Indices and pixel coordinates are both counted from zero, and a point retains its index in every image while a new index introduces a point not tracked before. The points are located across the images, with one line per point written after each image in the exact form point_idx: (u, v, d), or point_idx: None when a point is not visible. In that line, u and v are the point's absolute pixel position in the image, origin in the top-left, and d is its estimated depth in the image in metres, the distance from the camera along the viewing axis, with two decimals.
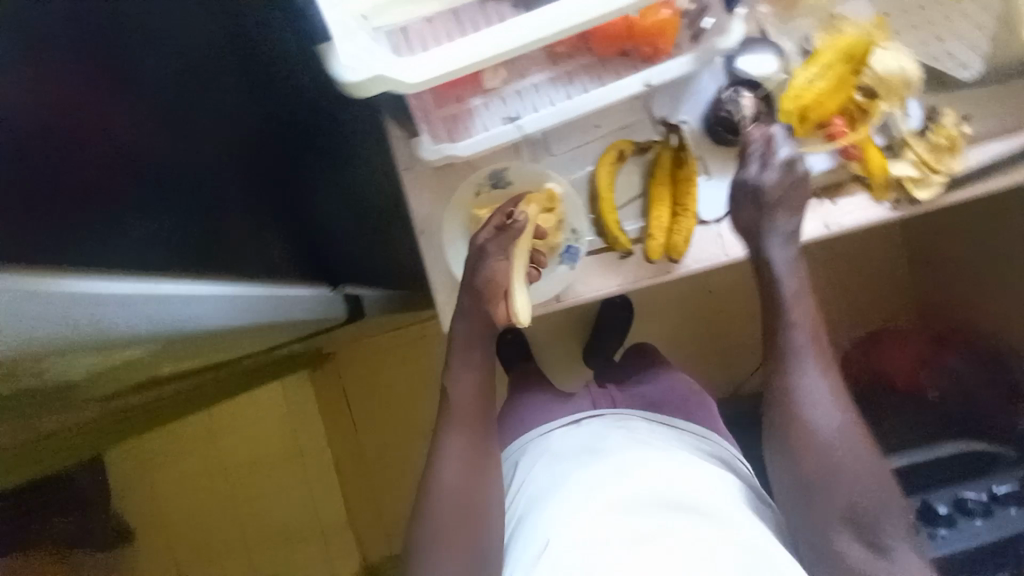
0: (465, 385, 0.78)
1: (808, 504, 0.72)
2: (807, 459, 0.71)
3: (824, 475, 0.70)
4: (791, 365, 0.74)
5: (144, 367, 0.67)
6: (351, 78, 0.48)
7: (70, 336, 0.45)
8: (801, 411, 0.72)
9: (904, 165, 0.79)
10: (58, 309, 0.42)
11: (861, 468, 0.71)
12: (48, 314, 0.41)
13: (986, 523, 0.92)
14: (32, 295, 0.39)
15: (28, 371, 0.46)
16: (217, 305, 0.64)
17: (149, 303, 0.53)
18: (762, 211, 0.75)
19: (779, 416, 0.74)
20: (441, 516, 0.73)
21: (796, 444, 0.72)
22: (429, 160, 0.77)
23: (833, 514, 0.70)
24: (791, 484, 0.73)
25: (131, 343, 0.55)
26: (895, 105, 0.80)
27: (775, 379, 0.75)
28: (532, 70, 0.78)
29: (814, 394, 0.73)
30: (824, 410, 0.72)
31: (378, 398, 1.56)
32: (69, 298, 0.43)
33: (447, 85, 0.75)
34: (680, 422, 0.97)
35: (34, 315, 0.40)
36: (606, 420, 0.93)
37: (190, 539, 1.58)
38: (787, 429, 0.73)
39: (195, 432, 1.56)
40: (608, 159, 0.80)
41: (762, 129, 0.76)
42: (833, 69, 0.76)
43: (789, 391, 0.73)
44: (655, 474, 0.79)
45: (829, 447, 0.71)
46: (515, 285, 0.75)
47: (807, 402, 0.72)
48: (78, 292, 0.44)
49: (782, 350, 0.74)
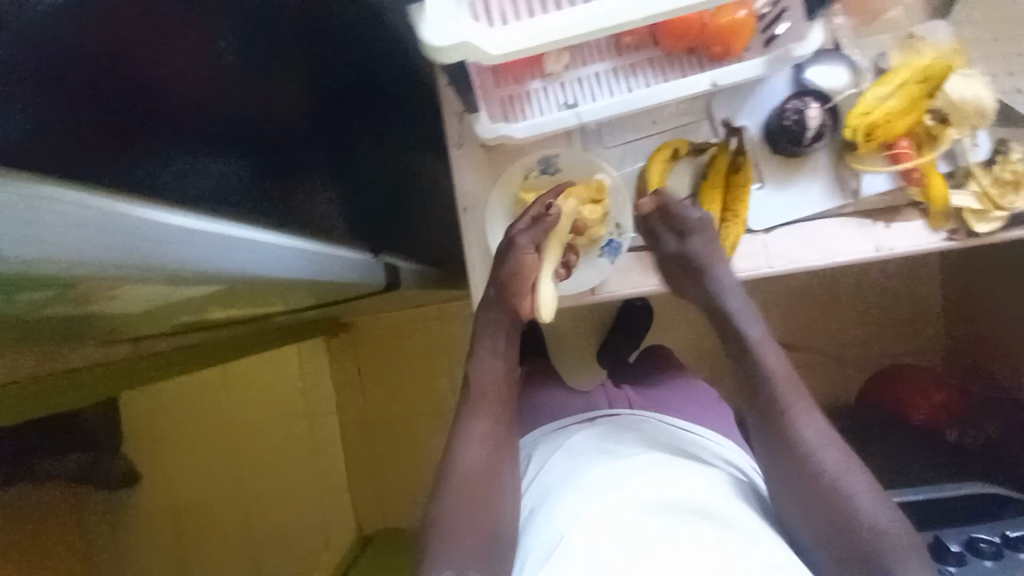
0: (490, 369, 0.80)
1: (812, 526, 0.71)
2: (801, 480, 0.72)
3: (824, 496, 0.71)
4: (777, 394, 0.76)
5: (194, 309, 0.60)
6: (436, 43, 0.48)
7: (140, 273, 0.37)
8: (776, 415, 0.76)
9: (966, 196, 0.76)
10: (135, 237, 0.34)
11: (860, 490, 0.71)
12: (122, 241, 0.33)
13: (997, 566, 0.82)
14: (106, 212, 0.32)
15: (92, 297, 0.39)
16: (296, 261, 0.55)
17: (232, 245, 0.44)
18: (682, 270, 0.80)
19: (764, 440, 0.77)
20: (457, 496, 0.74)
21: (785, 466, 0.74)
22: (486, 139, 0.76)
23: (829, 520, 0.70)
24: (788, 495, 0.73)
25: (205, 288, 0.47)
26: (965, 133, 0.77)
27: (756, 407, 0.78)
28: (594, 58, 0.76)
29: (792, 400, 0.76)
30: (800, 416, 0.76)
31: (392, 373, 1.57)
32: (146, 225, 0.34)
33: (509, 65, 0.74)
34: (699, 430, 0.92)
35: (106, 237, 0.32)
36: (623, 421, 0.90)
37: (194, 488, 1.61)
38: (774, 452, 0.76)
39: (210, 386, 1.58)
40: (662, 157, 0.79)
41: (659, 195, 0.78)
42: (908, 88, 0.73)
43: (773, 419, 0.76)
44: (681, 483, 0.75)
45: (824, 469, 0.72)
46: (543, 278, 0.77)
47: (781, 406, 0.76)
48: (157, 220, 0.35)
49: (764, 381, 0.77)
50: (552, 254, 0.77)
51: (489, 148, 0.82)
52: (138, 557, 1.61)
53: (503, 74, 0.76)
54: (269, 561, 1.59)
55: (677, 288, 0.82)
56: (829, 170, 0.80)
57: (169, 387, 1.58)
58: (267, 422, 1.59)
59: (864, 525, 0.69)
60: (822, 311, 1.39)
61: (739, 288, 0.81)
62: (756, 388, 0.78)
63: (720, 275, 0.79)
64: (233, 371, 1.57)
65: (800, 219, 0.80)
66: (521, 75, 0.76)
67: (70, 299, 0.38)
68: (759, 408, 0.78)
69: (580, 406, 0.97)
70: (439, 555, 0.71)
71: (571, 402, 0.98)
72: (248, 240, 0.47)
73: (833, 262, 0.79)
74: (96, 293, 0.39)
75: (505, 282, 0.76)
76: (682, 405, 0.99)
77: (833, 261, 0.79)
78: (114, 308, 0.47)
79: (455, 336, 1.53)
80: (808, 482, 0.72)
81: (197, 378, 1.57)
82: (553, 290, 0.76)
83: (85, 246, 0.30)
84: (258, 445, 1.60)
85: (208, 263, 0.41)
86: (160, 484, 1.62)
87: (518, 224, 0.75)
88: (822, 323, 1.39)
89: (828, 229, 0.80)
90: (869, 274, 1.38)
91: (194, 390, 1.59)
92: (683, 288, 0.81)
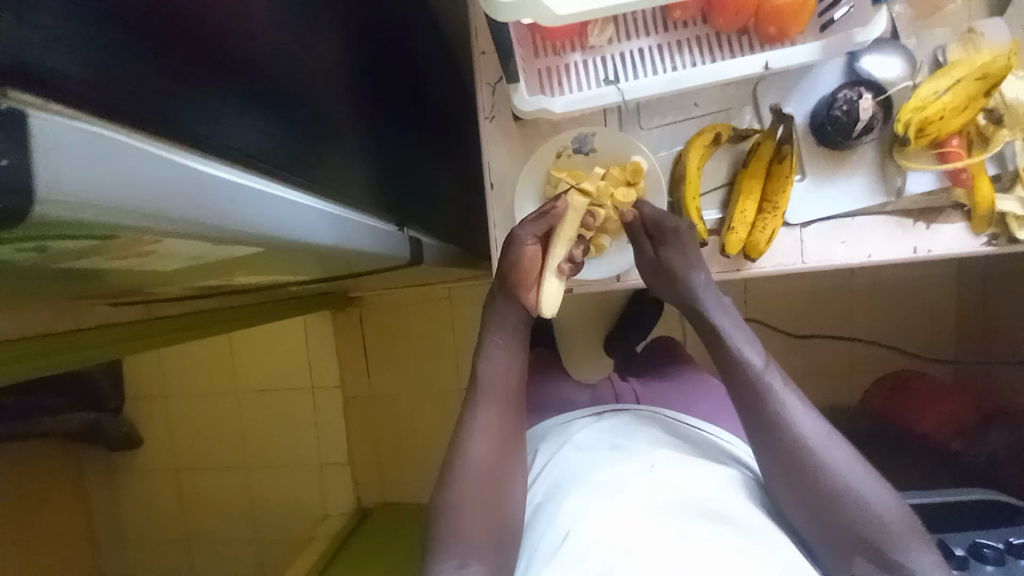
0: (501, 358, 0.74)
1: (829, 543, 0.63)
2: (812, 497, 0.63)
3: (840, 513, 0.62)
4: (769, 398, 0.67)
5: (222, 272, 0.58)
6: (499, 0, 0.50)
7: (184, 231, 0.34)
8: (782, 424, 0.66)
9: (1011, 201, 0.74)
10: (163, 182, 0.31)
11: (876, 495, 0.63)
12: (153, 188, 0.30)
13: (999, 572, 0.79)
14: (129, 152, 0.28)
15: (124, 252, 0.36)
16: (323, 222, 0.52)
17: (259, 199, 0.41)
18: (668, 272, 0.73)
19: (763, 456, 0.67)
20: (466, 487, 0.69)
21: (787, 480, 0.65)
22: (522, 113, 0.73)
23: (842, 537, 0.62)
24: (801, 510, 0.65)
25: (238, 250, 0.44)
26: (1018, 136, 0.74)
27: (751, 421, 0.68)
28: (641, 32, 0.73)
29: (796, 411, 0.66)
30: (805, 426, 0.65)
31: (397, 349, 1.54)
32: (173, 171, 0.31)
33: (552, 34, 0.71)
34: (706, 425, 0.81)
35: (138, 182, 0.29)
36: (630, 417, 0.82)
37: (194, 453, 1.61)
38: (776, 470, 0.66)
39: (217, 353, 1.58)
40: (702, 142, 0.76)
41: (640, 208, 0.74)
42: (965, 84, 0.70)
43: (770, 426, 0.66)
44: (699, 484, 0.67)
45: (837, 481, 0.63)
46: (548, 274, 0.73)
47: (787, 419, 0.66)
48: (183, 166, 0.32)
49: (758, 391, 0.67)
50: (562, 244, 0.73)
51: (522, 121, 0.80)
52: (141, 515, 1.64)
53: (543, 45, 0.73)
54: (270, 528, 1.61)
55: (652, 285, 0.76)
56: (872, 165, 0.77)
57: (175, 352, 1.58)
58: (270, 392, 1.58)
59: (885, 536, 0.61)
60: (833, 312, 1.37)
61: (716, 286, 0.74)
62: (749, 402, 0.68)
63: (695, 279, 0.73)
64: (240, 339, 1.56)
65: (837, 215, 0.78)
66: (561, 47, 0.73)
67: (107, 255, 0.36)
68: (754, 421, 0.67)
69: (586, 397, 0.93)
70: (444, 549, 0.67)
71: (578, 392, 0.94)
72: (273, 195, 0.43)
73: (868, 261, 0.78)
74: (134, 250, 0.37)
75: (518, 269, 0.72)
76: (688, 402, 0.88)
77: (868, 259, 0.78)
78: (147, 267, 0.46)
79: (465, 319, 1.50)
80: (819, 499, 0.63)
81: (205, 345, 1.58)
82: (558, 284, 0.74)
83: (131, 194, 0.28)
84: (261, 414, 1.59)
85: (243, 219, 0.38)
86: (160, 448, 1.62)
87: (522, 219, 0.74)
88: (831, 324, 1.38)
89: (866, 226, 0.78)
90: (886, 279, 1.35)
91: (201, 356, 1.59)
92: (658, 284, 0.75)
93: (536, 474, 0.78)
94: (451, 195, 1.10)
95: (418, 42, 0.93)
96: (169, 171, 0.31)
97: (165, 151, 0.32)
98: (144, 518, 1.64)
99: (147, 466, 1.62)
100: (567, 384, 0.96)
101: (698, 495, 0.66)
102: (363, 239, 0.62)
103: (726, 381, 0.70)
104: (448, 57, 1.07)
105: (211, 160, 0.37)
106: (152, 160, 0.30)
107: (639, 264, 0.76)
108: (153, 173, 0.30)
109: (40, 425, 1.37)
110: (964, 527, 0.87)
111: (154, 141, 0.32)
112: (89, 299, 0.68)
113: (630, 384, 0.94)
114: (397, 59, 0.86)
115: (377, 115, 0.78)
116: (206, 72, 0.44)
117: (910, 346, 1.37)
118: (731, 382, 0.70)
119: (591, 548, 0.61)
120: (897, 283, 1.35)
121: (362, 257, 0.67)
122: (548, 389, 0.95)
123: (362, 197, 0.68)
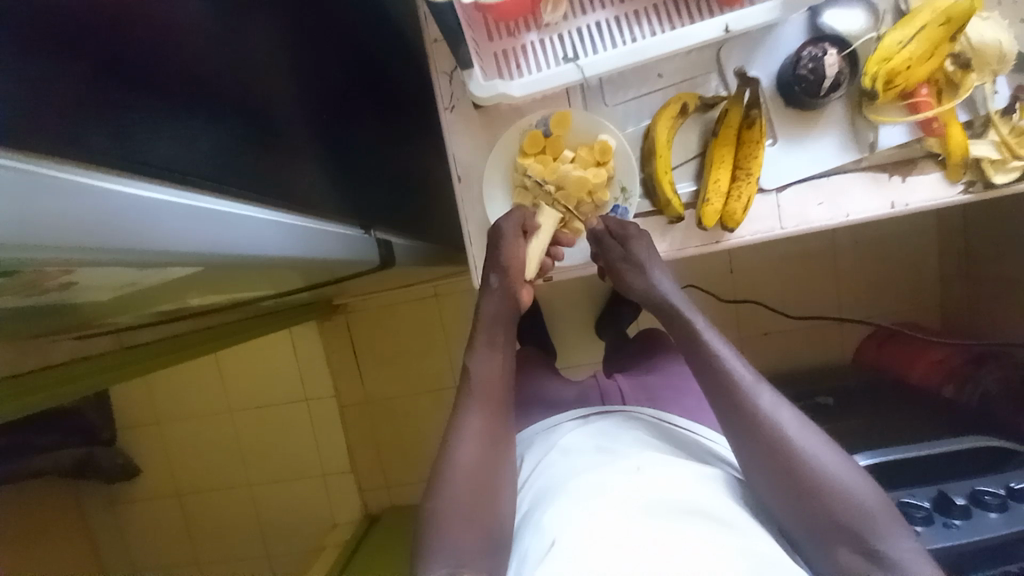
0: (489, 363, 0.73)
1: (810, 531, 0.63)
2: (791, 484, 0.63)
3: (822, 504, 0.62)
4: (737, 383, 0.67)
5: (174, 291, 0.56)
6: None
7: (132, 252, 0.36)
8: (756, 403, 0.66)
9: (984, 145, 0.73)
10: (99, 211, 0.32)
11: (856, 485, 0.63)
12: (87, 216, 0.32)
13: (1002, 518, 0.78)
14: (71, 184, 0.31)
15: (62, 273, 0.38)
16: (273, 245, 0.52)
17: (206, 222, 0.42)
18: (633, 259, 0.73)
19: (746, 456, 0.66)
20: (453, 491, 0.67)
21: (764, 464, 0.65)
22: (479, 98, 0.71)
23: (824, 523, 0.62)
24: (778, 497, 0.64)
25: (183, 268, 0.45)
26: (986, 79, 0.73)
27: (728, 414, 0.67)
28: (598, 4, 0.70)
29: (765, 397, 0.67)
30: (776, 409, 0.66)
31: (387, 355, 1.52)
32: (110, 200, 0.33)
33: (503, 12, 0.67)
34: (692, 424, 0.81)
35: (76, 207, 0.31)
36: (617, 418, 0.81)
37: (191, 478, 1.59)
38: (754, 457, 0.65)
39: (206, 376, 1.55)
40: (669, 113, 0.74)
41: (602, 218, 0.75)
42: (929, 31, 0.68)
43: (742, 412, 0.66)
44: (687, 483, 0.67)
45: (811, 465, 0.63)
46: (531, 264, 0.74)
47: (758, 400, 0.67)
48: (121, 195, 0.34)
49: (735, 387, 0.67)
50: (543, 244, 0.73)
51: (482, 108, 0.78)
52: (146, 541, 1.63)
53: (497, 26, 0.69)
54: (276, 545, 1.60)
55: (620, 283, 0.75)
56: (842, 123, 0.76)
57: (161, 379, 1.56)
58: (263, 410, 1.56)
59: (868, 526, 0.61)
60: (820, 274, 1.37)
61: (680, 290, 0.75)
62: (726, 398, 0.68)
63: (660, 274, 0.73)
64: (226, 358, 1.54)
65: (814, 176, 0.77)
66: (514, 27, 0.70)
67: (41, 276, 0.37)
68: (728, 410, 0.67)
69: (573, 393, 0.92)
70: (432, 557, 0.65)
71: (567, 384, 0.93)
72: (219, 215, 0.44)
73: (847, 220, 0.76)
74: (56, 272, 0.37)
75: (504, 269, 0.72)
76: (672, 389, 0.89)
77: (847, 218, 0.76)
78: (97, 285, 0.45)
79: (454, 316, 1.48)
80: (800, 490, 0.63)
81: (191, 369, 1.55)
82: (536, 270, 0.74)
83: (68, 225, 0.30)
84: (255, 432, 1.57)
85: (185, 244, 0.40)
86: (159, 475, 1.60)
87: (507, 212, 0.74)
88: (816, 285, 1.37)
89: (841, 185, 0.76)
90: (870, 235, 1.35)
91: (191, 379, 1.56)
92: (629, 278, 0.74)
93: (522, 487, 0.76)
94: (420, 191, 1.06)
95: (375, 35, 0.90)
96: (82, 201, 0.31)
97: (105, 182, 0.34)
98: (148, 545, 1.62)
99: (146, 495, 1.60)
100: (555, 380, 0.95)
101: (688, 491, 0.65)
102: (322, 250, 0.62)
103: (695, 371, 0.71)
104: (406, 50, 1.04)
105: (152, 184, 0.38)
106: (99, 194, 0.33)
107: (606, 260, 0.75)
108: (64, 204, 0.30)
109: (34, 464, 1.33)
110: (962, 476, 0.86)
111: (67, 166, 0.31)
112: (47, 329, 0.66)
113: (617, 379, 0.93)
114: (353, 55, 0.83)
115: (335, 118, 0.76)
116: (155, 80, 0.42)
117: (899, 302, 1.37)
118: (699, 372, 0.70)
119: (581, 544, 0.60)
120: (883, 240, 1.35)
121: (325, 265, 0.67)
122: (536, 386, 0.93)
123: (325, 205, 0.66)
